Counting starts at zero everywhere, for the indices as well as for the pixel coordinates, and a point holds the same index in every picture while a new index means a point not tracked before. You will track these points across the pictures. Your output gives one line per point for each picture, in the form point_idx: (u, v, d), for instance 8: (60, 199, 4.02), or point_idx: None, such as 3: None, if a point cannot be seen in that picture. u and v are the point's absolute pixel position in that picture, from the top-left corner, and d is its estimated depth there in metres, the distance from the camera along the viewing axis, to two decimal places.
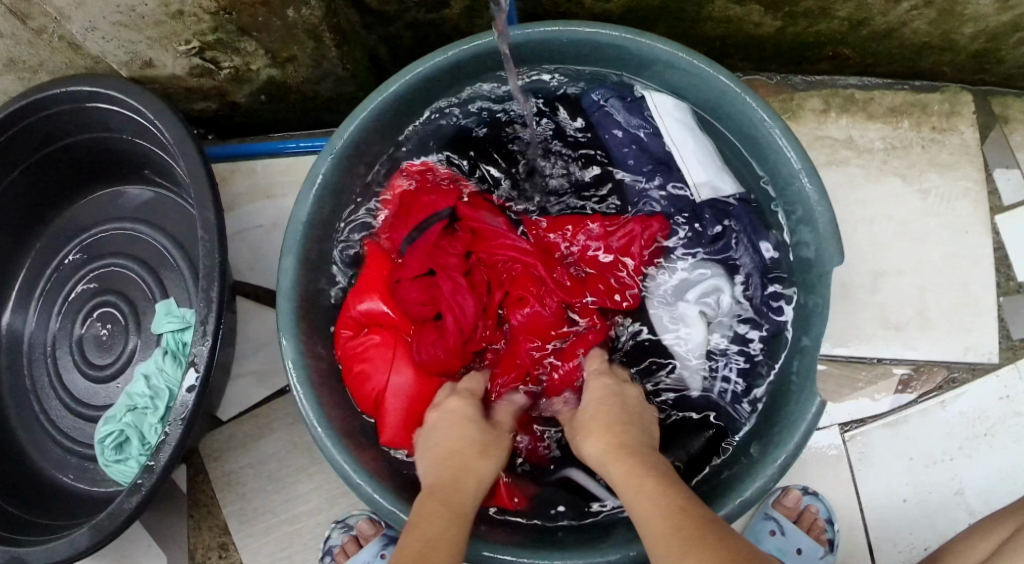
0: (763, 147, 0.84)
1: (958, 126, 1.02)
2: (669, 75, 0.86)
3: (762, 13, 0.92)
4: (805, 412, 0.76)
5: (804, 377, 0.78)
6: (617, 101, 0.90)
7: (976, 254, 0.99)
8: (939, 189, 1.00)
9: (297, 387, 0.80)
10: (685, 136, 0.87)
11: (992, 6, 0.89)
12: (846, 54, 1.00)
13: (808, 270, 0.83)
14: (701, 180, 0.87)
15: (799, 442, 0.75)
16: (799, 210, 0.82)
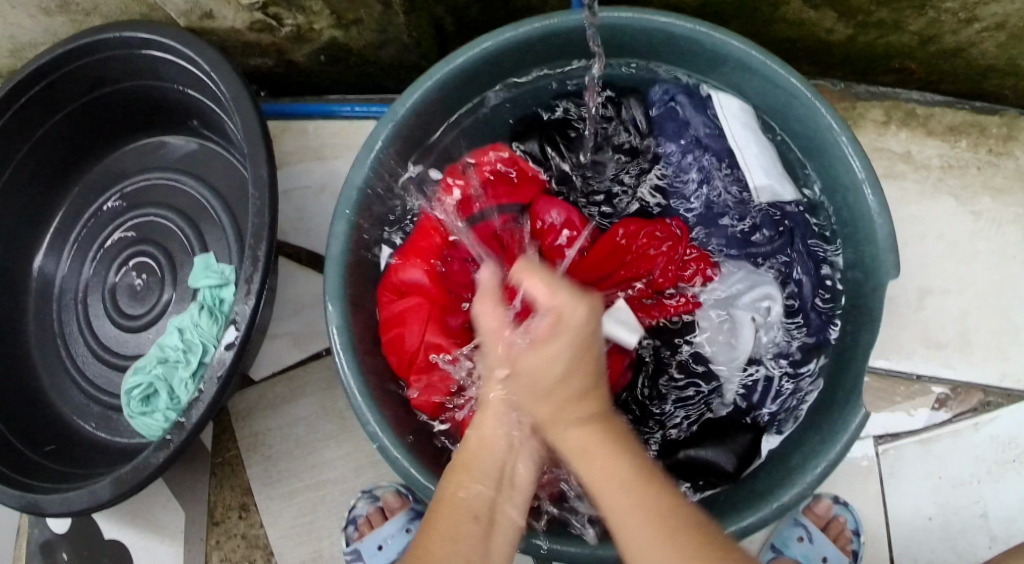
0: (829, 156, 0.83)
1: (1015, 151, 1.01)
2: (738, 76, 0.85)
3: (835, 20, 0.91)
4: (846, 426, 0.75)
5: (850, 392, 0.77)
6: (684, 98, 0.89)
7: (1023, 280, 0.99)
8: (991, 212, 1.00)
9: (340, 352, 0.78)
10: (749, 140, 0.86)
11: None
12: (912, 68, 0.99)
13: (863, 285, 0.82)
14: (761, 184, 0.86)
15: (841, 452, 0.74)
16: (856, 219, 0.82)
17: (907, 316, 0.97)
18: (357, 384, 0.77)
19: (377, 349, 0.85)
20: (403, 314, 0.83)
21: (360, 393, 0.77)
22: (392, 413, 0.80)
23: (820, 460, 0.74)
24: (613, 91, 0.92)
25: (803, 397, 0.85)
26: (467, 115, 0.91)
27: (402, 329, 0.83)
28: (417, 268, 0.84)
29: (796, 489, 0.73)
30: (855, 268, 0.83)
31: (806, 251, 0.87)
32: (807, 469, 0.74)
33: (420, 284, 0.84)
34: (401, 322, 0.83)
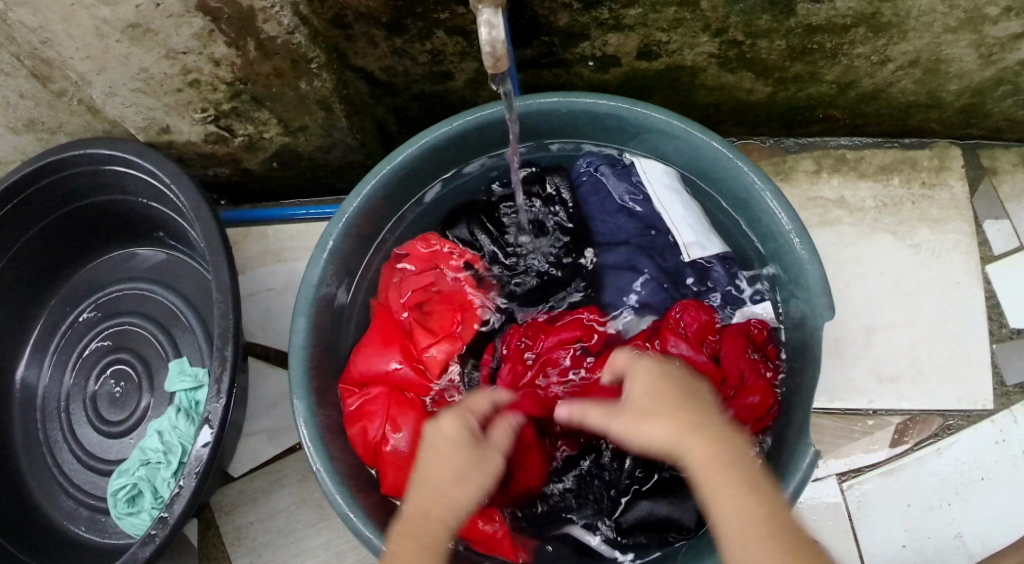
0: (755, 211, 0.86)
1: (948, 181, 1.05)
2: (661, 143, 0.89)
3: (753, 80, 0.96)
4: (798, 466, 0.77)
5: (802, 436, 0.79)
6: (607, 167, 0.93)
7: (969, 303, 1.02)
8: (931, 243, 1.03)
9: (311, 447, 0.80)
10: (673, 201, 0.90)
11: (974, 63, 0.93)
12: (836, 116, 1.04)
13: (802, 330, 0.85)
14: (690, 241, 0.89)
15: (794, 494, 0.76)
16: (789, 265, 0.85)
17: (858, 356, 1.00)
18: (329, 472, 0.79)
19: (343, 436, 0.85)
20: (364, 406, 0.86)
21: (323, 467, 0.79)
22: (360, 487, 0.82)
23: (774, 503, 0.76)
24: (540, 170, 0.96)
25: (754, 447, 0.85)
26: (414, 206, 0.95)
27: (364, 421, 0.85)
28: (435, 344, 0.87)
29: None
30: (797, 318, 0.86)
31: (731, 279, 0.90)
32: None
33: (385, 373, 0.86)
34: (362, 412, 0.85)
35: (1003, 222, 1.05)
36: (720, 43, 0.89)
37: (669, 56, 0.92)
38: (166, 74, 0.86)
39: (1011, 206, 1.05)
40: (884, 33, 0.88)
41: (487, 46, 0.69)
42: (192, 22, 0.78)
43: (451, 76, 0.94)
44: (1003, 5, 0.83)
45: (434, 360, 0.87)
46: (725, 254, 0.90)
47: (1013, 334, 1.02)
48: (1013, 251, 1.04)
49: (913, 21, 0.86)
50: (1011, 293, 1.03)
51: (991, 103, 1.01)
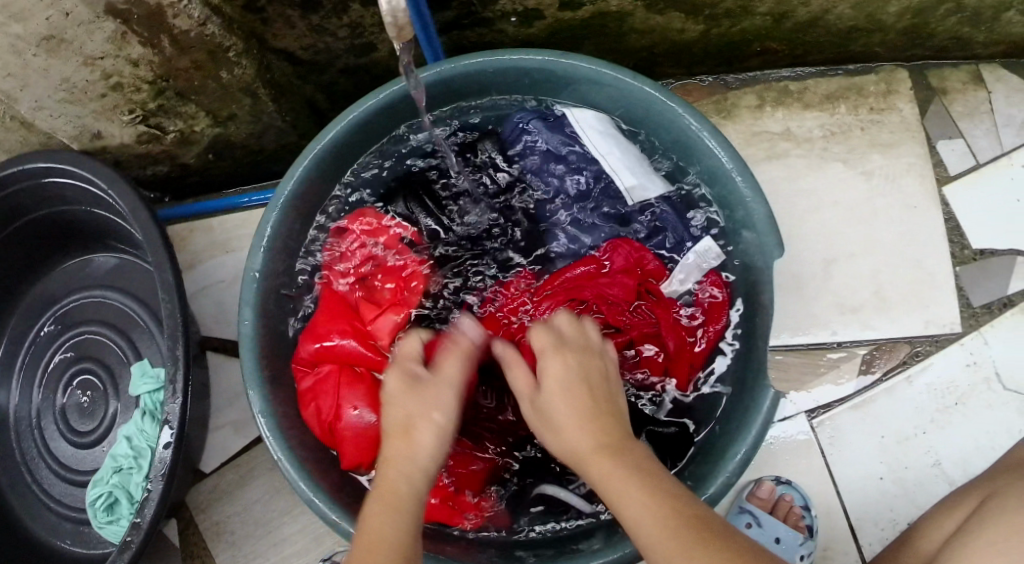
0: (692, 149, 0.85)
1: (897, 104, 1.04)
2: (592, 92, 0.87)
3: (684, 20, 0.94)
4: (759, 407, 0.76)
5: (763, 379, 0.78)
6: (539, 122, 0.92)
7: (927, 226, 1.01)
8: (883, 169, 1.01)
9: (269, 434, 0.80)
10: (609, 146, 0.89)
11: None
12: (775, 48, 1.01)
13: (753, 262, 0.83)
14: (631, 185, 0.89)
15: (757, 436, 0.74)
16: (731, 200, 0.83)
17: (817, 289, 0.98)
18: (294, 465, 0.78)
19: (297, 414, 0.86)
20: (318, 384, 0.86)
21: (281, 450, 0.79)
22: (318, 467, 0.82)
23: (737, 448, 0.75)
24: (470, 137, 0.95)
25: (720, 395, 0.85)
26: (348, 185, 0.94)
27: (316, 401, 0.85)
28: (382, 315, 0.89)
29: (721, 479, 0.73)
30: (745, 258, 0.84)
31: (677, 221, 0.89)
32: (726, 459, 0.75)
33: (333, 349, 0.86)
34: (313, 393, 0.86)
35: (954, 141, 1.04)
36: None
37: (593, 4, 0.89)
38: (85, 79, 0.84)
39: (962, 124, 1.05)
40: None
41: (388, 16, 0.68)
42: (104, 27, 0.77)
43: (373, 47, 0.93)
44: None
45: (382, 332, 0.88)
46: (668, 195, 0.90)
47: (975, 255, 1.01)
48: (966, 170, 1.04)
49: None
50: (971, 211, 1.02)
51: (935, 21, 1.00)
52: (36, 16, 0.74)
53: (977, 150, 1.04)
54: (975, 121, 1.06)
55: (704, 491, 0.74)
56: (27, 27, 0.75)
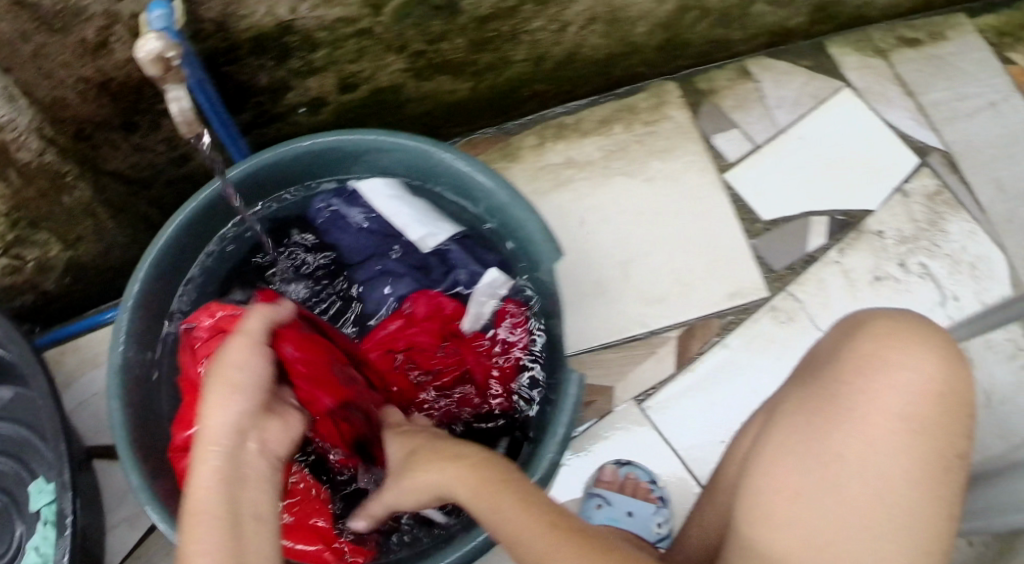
0: (466, 189, 1.00)
1: (669, 112, 1.15)
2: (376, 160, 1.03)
3: (452, 81, 1.09)
4: (569, 390, 0.89)
5: (566, 368, 0.91)
6: (338, 200, 1.07)
7: (717, 212, 1.12)
8: (664, 173, 1.13)
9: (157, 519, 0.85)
10: (397, 206, 1.04)
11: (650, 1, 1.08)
12: (541, 89, 1.15)
13: (538, 270, 0.97)
14: (421, 234, 1.03)
15: (572, 414, 0.87)
16: (506, 222, 0.98)
17: (622, 291, 1.08)
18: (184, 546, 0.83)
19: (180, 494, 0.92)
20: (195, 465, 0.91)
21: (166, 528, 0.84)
22: None
23: (557, 427, 0.87)
24: (285, 223, 1.09)
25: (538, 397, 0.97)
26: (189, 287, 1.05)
27: (197, 477, 0.91)
28: None
29: (546, 458, 0.85)
30: (530, 268, 0.99)
31: (468, 256, 1.03)
32: (550, 439, 0.86)
33: None
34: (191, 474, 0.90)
35: (729, 132, 1.16)
36: (407, 58, 1.04)
37: (367, 83, 1.06)
38: None
39: (733, 115, 1.17)
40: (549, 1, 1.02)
41: (179, 117, 0.82)
42: None
43: (189, 157, 1.07)
44: None
45: None
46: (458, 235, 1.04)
47: (766, 227, 1.13)
48: (742, 156, 1.15)
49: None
50: (756, 191, 1.14)
51: (685, 28, 1.14)
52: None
53: (752, 133, 1.16)
54: (746, 110, 1.18)
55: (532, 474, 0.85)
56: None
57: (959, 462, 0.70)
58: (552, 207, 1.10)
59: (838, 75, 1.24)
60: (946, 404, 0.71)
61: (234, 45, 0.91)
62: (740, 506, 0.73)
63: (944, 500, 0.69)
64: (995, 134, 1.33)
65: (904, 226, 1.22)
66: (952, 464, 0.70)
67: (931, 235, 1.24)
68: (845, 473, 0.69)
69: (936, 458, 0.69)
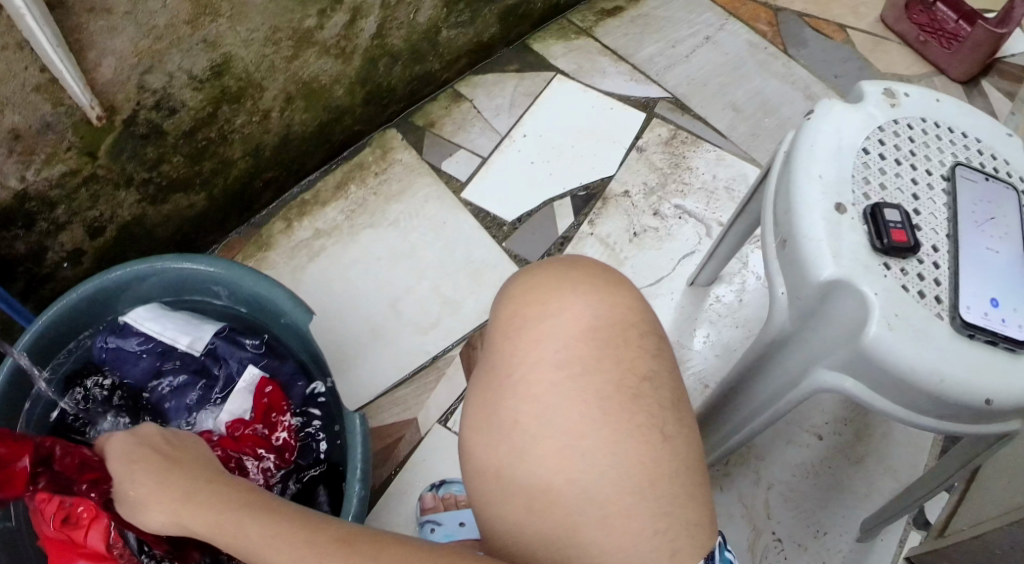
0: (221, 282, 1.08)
1: (397, 156, 1.24)
2: (133, 289, 1.08)
3: (186, 196, 1.16)
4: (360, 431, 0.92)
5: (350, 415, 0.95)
6: (111, 335, 1.07)
7: (465, 229, 1.20)
8: (405, 213, 1.21)
9: None
10: (162, 322, 1.10)
11: (337, 63, 1.18)
12: (274, 175, 1.22)
13: (304, 327, 1.06)
14: (190, 339, 1.09)
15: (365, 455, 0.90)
16: (259, 299, 1.07)
17: (396, 329, 1.14)
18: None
19: None
20: None
21: None
22: None
23: (356, 475, 0.89)
24: (67, 380, 1.07)
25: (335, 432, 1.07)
26: None
27: None
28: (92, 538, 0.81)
29: (354, 502, 0.88)
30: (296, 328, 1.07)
31: (237, 345, 1.10)
32: (353, 487, 0.89)
33: None
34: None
35: (456, 155, 1.25)
36: (137, 189, 1.10)
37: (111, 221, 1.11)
38: None
39: (455, 139, 1.26)
40: (244, 98, 1.11)
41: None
42: None
43: None
44: (313, 14, 1.08)
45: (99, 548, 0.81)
46: (222, 330, 1.11)
47: (512, 226, 1.21)
48: (473, 173, 1.24)
49: (258, 74, 1.10)
50: (494, 198, 1.22)
51: (384, 75, 1.25)
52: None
53: (477, 148, 1.25)
54: (467, 130, 1.27)
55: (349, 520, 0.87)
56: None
57: (648, 384, 0.67)
58: (312, 276, 1.16)
59: (547, 67, 1.35)
60: (604, 335, 0.68)
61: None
62: (478, 514, 0.68)
63: (647, 429, 0.64)
64: (718, 63, 1.43)
65: (649, 178, 1.30)
66: (640, 388, 0.66)
67: (679, 176, 1.31)
68: (550, 445, 0.64)
69: (614, 393, 0.65)
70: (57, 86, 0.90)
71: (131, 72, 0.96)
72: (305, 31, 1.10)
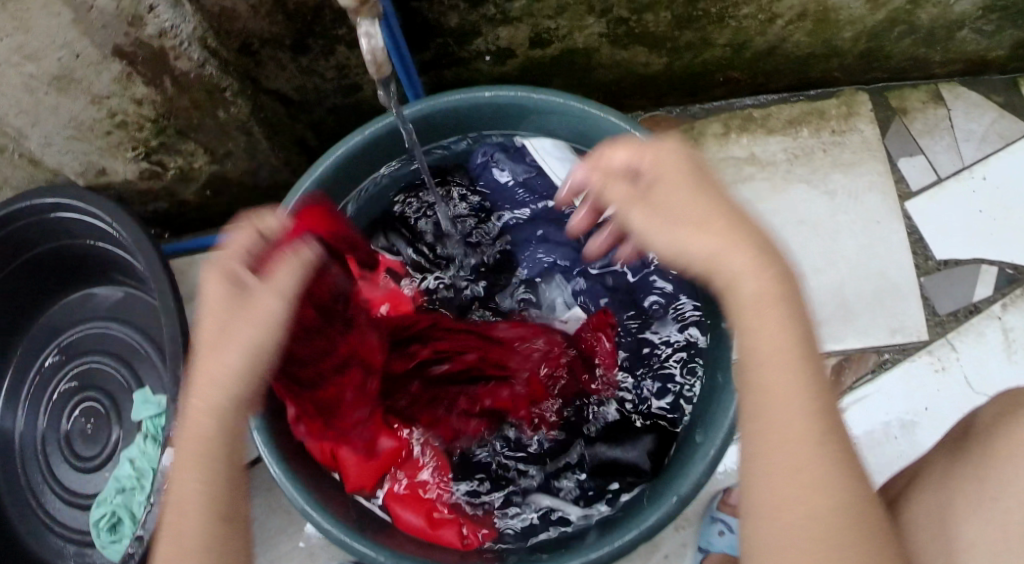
0: None
1: (859, 126, 1.12)
2: (542, 122, 0.97)
3: (648, 54, 1.04)
4: (730, 409, 0.83)
5: (730, 391, 0.85)
6: (502, 154, 1.01)
7: (892, 241, 1.08)
8: (846, 187, 1.10)
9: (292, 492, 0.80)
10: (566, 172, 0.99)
11: (863, 8, 1.01)
12: (736, 76, 1.11)
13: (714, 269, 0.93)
14: None
15: (730, 434, 0.81)
16: None
17: None
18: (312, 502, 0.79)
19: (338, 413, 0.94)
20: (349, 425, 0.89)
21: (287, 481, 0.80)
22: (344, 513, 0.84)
23: (711, 444, 0.81)
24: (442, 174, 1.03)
25: (681, 392, 0.95)
26: None
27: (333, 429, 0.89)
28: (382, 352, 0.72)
29: (694, 477, 0.79)
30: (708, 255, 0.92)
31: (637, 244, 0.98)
32: (702, 454, 0.81)
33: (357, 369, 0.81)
34: None
35: (916, 157, 1.12)
36: (607, 22, 0.97)
37: (562, 41, 0.99)
38: (89, 113, 0.91)
39: (922, 141, 1.13)
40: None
41: (368, 55, 0.76)
42: (110, 68, 0.85)
43: (358, 87, 1.03)
44: None
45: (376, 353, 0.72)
46: None
47: (937, 265, 1.08)
48: (928, 186, 1.11)
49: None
50: (933, 225, 1.10)
51: (889, 41, 1.09)
52: (49, 57, 0.83)
53: (938, 164, 1.12)
54: (934, 137, 1.13)
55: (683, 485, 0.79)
56: (40, 67, 0.83)
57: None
58: None
59: None
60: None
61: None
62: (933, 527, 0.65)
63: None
64: None
65: None
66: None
67: None
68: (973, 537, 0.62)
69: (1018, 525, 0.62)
70: None
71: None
72: None
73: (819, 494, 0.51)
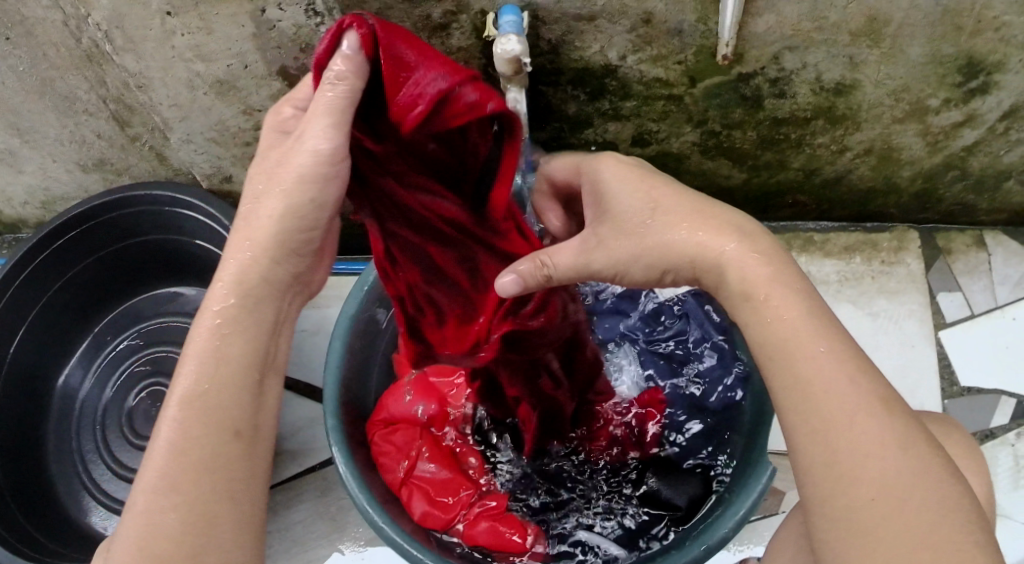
0: None
1: (905, 259, 1.25)
2: None
3: (730, 168, 1.21)
4: (759, 477, 0.88)
5: (762, 456, 0.90)
6: None
7: (924, 364, 1.18)
8: (888, 311, 1.21)
9: (359, 494, 0.90)
10: None
11: (922, 150, 1.14)
12: (803, 200, 1.26)
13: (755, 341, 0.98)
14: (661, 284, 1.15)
15: (754, 501, 0.86)
16: None
17: None
18: (381, 517, 0.89)
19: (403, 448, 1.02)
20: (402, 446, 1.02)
21: (354, 484, 0.90)
22: (405, 523, 0.93)
23: (737, 508, 0.87)
24: None
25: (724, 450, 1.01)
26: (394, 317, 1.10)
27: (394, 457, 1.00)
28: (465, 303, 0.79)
29: (720, 533, 0.85)
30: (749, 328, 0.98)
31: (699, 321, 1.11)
32: (727, 517, 0.87)
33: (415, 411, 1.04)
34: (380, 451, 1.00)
35: (955, 293, 1.22)
36: (701, 133, 1.14)
37: (659, 143, 1.17)
38: (233, 118, 1.08)
39: (962, 281, 1.23)
40: (840, 124, 1.10)
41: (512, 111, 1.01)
42: (271, 85, 1.02)
43: None
44: (941, 97, 1.04)
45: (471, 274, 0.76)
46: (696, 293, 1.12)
47: (963, 391, 1.17)
48: (963, 319, 1.21)
49: (864, 114, 1.08)
50: (961, 355, 1.19)
51: (942, 184, 1.20)
52: (222, 62, 0.98)
53: (974, 302, 1.22)
54: (973, 277, 1.24)
55: (704, 540, 0.86)
56: (209, 68, 0.98)
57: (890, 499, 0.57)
58: None
59: None
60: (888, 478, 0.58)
61: (560, 69, 1.04)
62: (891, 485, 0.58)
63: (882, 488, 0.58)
64: None
65: None
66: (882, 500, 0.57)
67: None
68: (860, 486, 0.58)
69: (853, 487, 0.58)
70: (713, 7, 0.93)
71: (777, 39, 0.97)
72: (923, 106, 1.07)
73: (841, 378, 0.60)
